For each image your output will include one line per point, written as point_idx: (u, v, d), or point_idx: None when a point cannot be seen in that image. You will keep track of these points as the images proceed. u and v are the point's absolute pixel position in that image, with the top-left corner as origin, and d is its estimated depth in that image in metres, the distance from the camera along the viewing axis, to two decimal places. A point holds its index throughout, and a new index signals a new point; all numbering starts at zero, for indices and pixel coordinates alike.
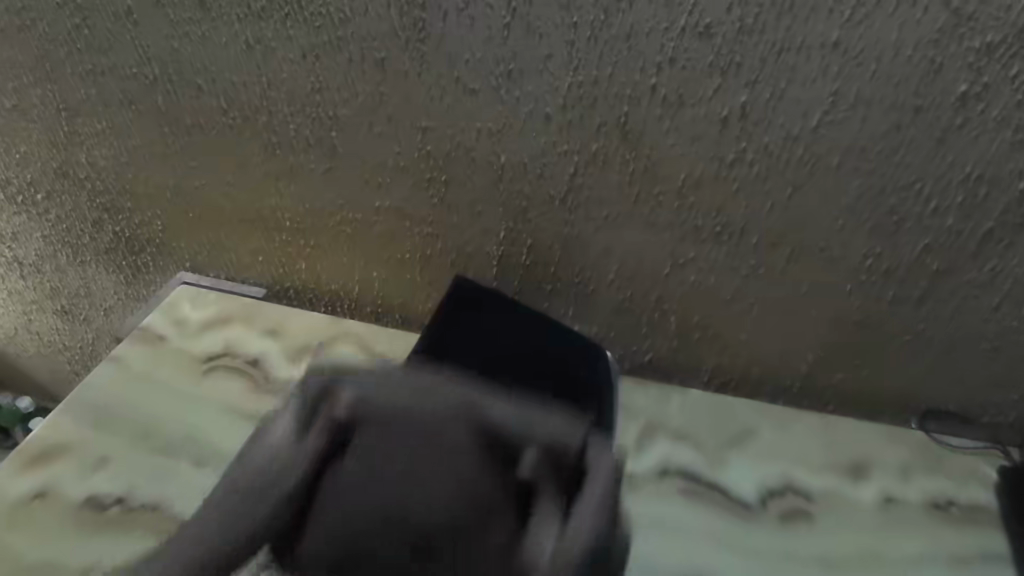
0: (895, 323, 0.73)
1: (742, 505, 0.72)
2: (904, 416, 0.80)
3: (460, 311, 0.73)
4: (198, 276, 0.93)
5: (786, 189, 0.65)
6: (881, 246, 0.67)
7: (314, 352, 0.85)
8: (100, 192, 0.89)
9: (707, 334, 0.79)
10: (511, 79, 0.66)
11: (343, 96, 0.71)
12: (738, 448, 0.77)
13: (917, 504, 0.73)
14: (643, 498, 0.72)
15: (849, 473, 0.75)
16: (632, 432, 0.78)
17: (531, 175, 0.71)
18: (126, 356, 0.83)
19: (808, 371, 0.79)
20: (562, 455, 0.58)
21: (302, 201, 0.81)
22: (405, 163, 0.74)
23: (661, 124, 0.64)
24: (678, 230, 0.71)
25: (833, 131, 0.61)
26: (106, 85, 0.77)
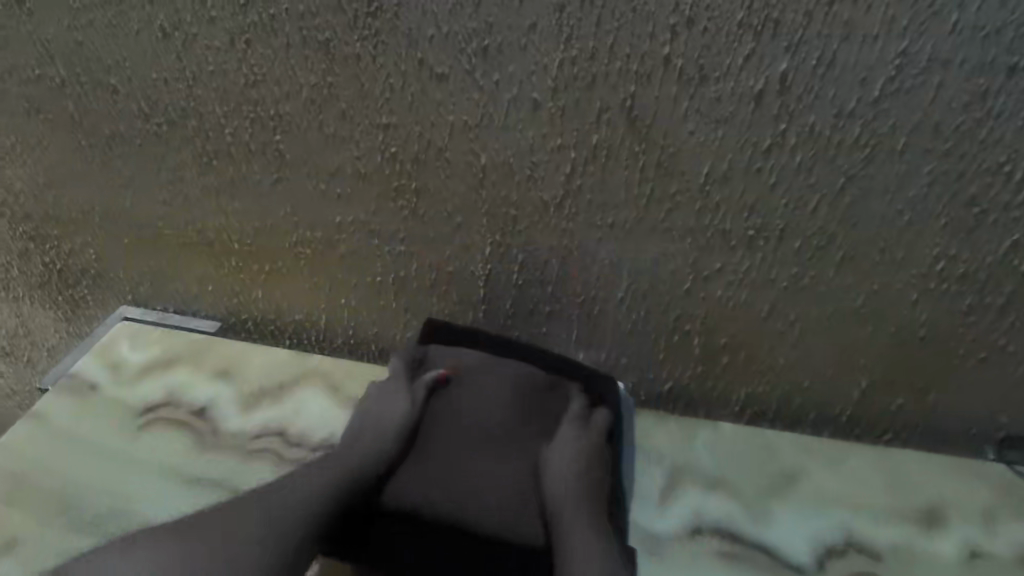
0: (971, 338, 0.60)
1: (796, 570, 0.58)
2: (979, 445, 0.67)
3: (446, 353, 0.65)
4: (142, 310, 0.80)
5: (837, 180, 0.52)
6: (957, 246, 0.54)
7: (272, 397, 0.72)
8: (21, 219, 0.76)
9: (738, 357, 0.66)
10: (488, 58, 0.53)
11: (286, 90, 0.58)
12: (782, 494, 0.64)
13: (1009, 559, 0.59)
14: (671, 563, 0.59)
15: (922, 521, 0.62)
16: (653, 479, 0.65)
17: (519, 178, 0.58)
18: (48, 411, 0.71)
19: (861, 396, 0.66)
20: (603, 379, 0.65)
21: (250, 219, 0.68)
22: (366, 169, 0.61)
23: (678, 106, 0.51)
24: (701, 237, 0.58)
25: (900, 103, 0.48)
26: (9, 92, 0.65)
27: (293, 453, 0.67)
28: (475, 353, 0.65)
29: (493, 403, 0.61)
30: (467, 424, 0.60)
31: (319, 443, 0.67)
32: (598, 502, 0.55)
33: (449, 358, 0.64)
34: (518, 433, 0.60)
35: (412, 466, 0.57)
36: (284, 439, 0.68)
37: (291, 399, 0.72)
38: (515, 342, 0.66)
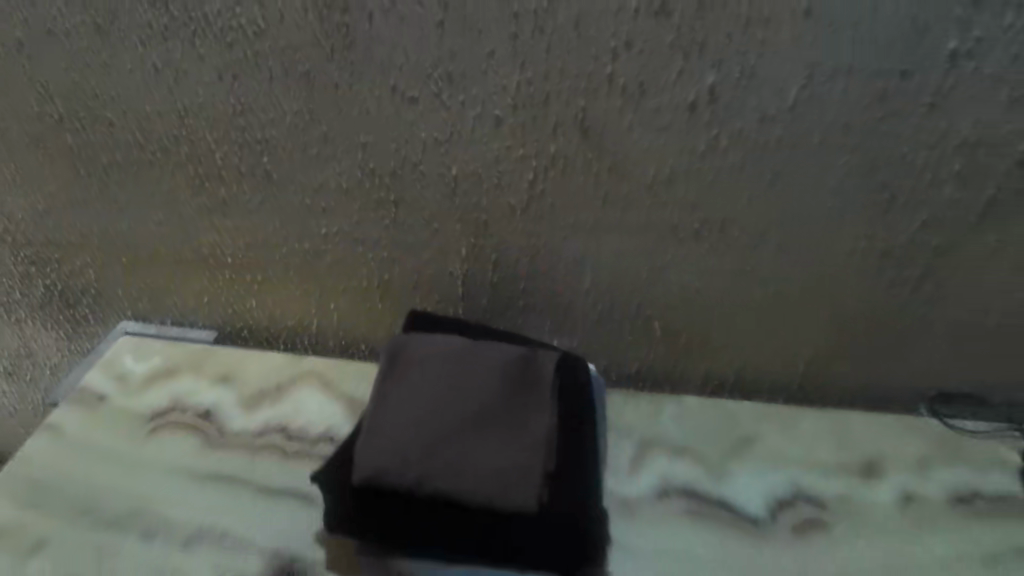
0: (896, 309, 0.67)
1: (751, 522, 0.66)
2: (914, 403, 0.75)
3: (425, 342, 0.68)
4: (143, 325, 0.85)
5: (766, 176, 0.59)
6: (874, 228, 0.61)
7: (272, 398, 0.78)
8: (22, 245, 0.81)
9: (696, 337, 0.73)
10: (453, 82, 0.59)
11: (270, 117, 0.64)
12: (740, 457, 0.71)
13: (938, 500, 0.67)
14: (642, 525, 0.66)
15: (862, 473, 0.70)
16: (626, 451, 0.72)
17: (488, 186, 0.65)
18: (61, 422, 0.76)
19: (807, 366, 0.74)
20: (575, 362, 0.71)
21: (241, 235, 0.73)
22: (349, 184, 0.67)
23: (624, 117, 0.58)
24: (653, 231, 0.65)
25: (813, 107, 0.55)
26: (9, 129, 0.70)
27: (296, 448, 0.73)
28: (454, 340, 0.68)
29: (473, 385, 0.64)
30: (450, 407, 0.63)
31: (319, 437, 0.74)
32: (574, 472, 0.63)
33: (428, 345, 0.68)
34: (497, 412, 0.63)
35: (399, 449, 0.60)
36: (287, 436, 0.74)
37: (290, 399, 0.78)
38: (494, 331, 0.72)
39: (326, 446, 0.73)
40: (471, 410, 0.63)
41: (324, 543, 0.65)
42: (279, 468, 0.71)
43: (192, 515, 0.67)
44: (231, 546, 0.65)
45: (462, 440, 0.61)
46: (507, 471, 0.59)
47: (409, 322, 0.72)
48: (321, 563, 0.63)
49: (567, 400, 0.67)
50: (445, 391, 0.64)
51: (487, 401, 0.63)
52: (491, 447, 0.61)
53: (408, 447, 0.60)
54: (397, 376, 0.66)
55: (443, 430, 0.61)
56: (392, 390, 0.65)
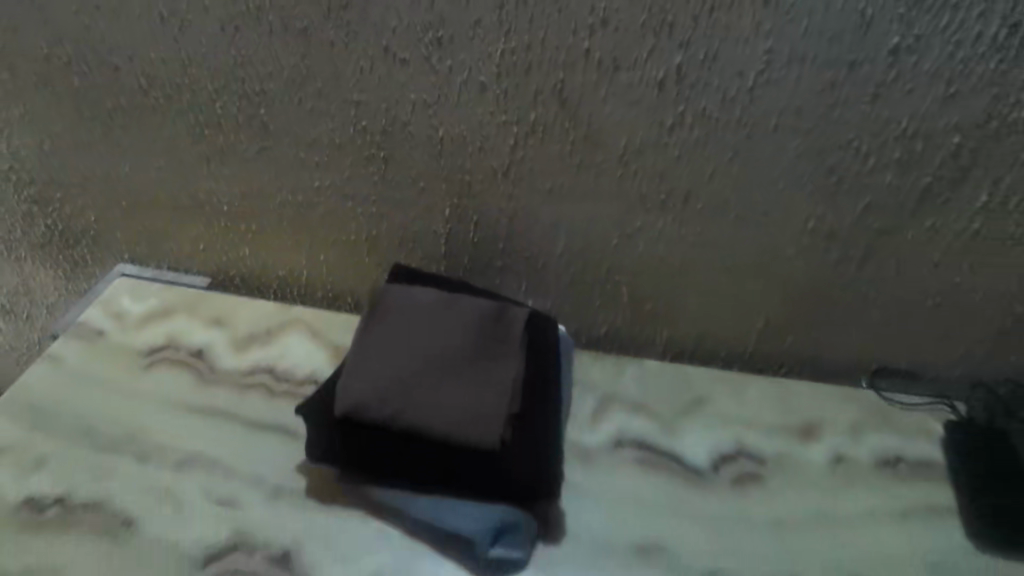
0: (841, 286, 0.73)
1: (696, 472, 0.72)
2: (855, 376, 0.81)
3: (405, 292, 0.73)
4: (139, 267, 0.89)
5: (726, 154, 0.64)
6: (823, 208, 0.66)
7: (261, 341, 0.83)
8: (26, 184, 0.84)
9: (659, 304, 0.79)
10: (442, 47, 0.63)
11: (269, 71, 0.68)
12: (692, 415, 0.77)
13: (867, 462, 0.74)
14: (596, 470, 0.72)
15: (802, 435, 0.76)
16: (588, 405, 0.78)
17: (471, 149, 0.69)
18: (61, 353, 0.81)
19: (760, 336, 0.80)
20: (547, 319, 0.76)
21: (238, 185, 0.78)
22: (341, 140, 0.71)
23: (598, 90, 0.63)
24: (623, 200, 0.70)
25: (769, 91, 0.60)
26: (19, 69, 0.73)
27: (281, 387, 0.78)
28: (432, 292, 0.73)
29: (447, 334, 0.69)
30: (424, 353, 0.68)
31: (304, 378, 0.79)
32: (535, 420, 0.68)
33: (407, 296, 0.72)
34: (467, 359, 0.68)
35: (375, 387, 0.66)
36: (274, 376, 0.79)
37: (277, 344, 0.82)
38: (471, 287, 0.76)
39: (310, 387, 0.78)
40: (443, 357, 0.68)
41: (306, 472, 0.71)
42: (265, 404, 0.76)
43: (183, 442, 0.73)
44: (219, 471, 0.70)
45: (435, 380, 0.66)
46: (472, 412, 0.65)
47: (393, 275, 0.76)
48: (302, 488, 0.69)
49: (536, 352, 0.72)
50: (420, 338, 0.69)
51: (459, 349, 0.68)
52: (460, 391, 0.66)
53: (384, 387, 0.66)
54: (378, 322, 0.71)
55: (416, 374, 0.67)
56: (372, 336, 0.70)
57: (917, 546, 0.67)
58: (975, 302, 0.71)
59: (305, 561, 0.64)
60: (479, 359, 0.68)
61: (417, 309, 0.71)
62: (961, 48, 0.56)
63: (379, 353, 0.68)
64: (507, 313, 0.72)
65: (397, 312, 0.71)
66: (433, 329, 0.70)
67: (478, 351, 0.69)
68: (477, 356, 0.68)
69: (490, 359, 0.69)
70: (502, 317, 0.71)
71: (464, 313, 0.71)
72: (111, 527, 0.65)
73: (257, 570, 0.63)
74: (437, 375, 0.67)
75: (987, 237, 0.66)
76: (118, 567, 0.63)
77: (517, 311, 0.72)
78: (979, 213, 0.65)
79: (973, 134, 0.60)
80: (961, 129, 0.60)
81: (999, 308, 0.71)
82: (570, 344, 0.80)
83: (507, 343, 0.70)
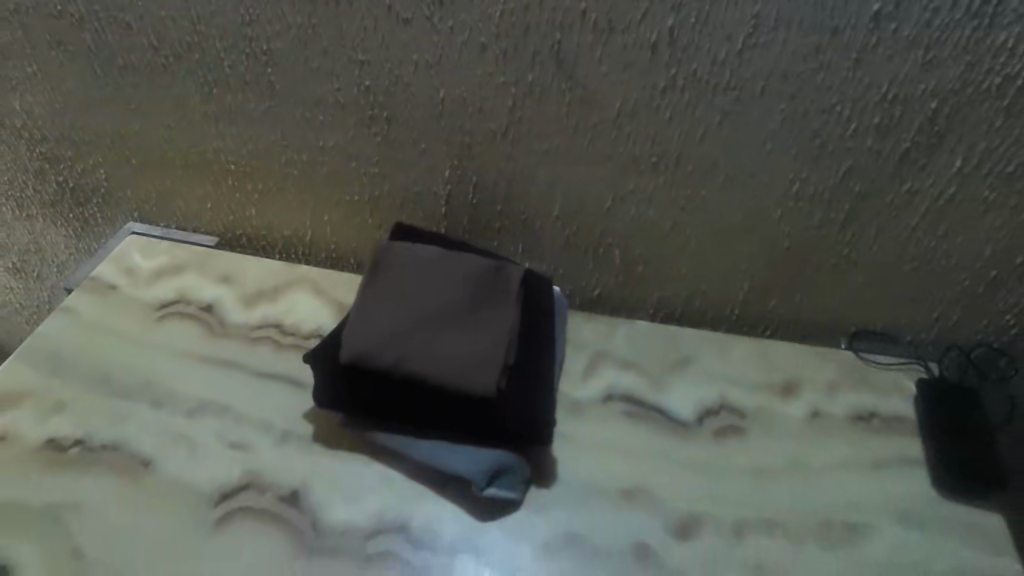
0: (824, 248, 0.76)
1: (681, 424, 0.76)
2: (836, 337, 0.85)
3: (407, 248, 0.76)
4: (149, 227, 0.92)
5: (716, 117, 0.67)
6: (806, 171, 0.70)
7: (268, 298, 0.86)
8: (38, 141, 0.87)
9: (650, 266, 0.82)
10: (443, 7, 0.65)
11: (276, 30, 0.70)
12: (678, 372, 0.81)
13: (843, 416, 0.78)
14: (586, 421, 0.76)
15: (783, 392, 0.80)
16: (580, 362, 0.82)
17: (471, 110, 0.72)
18: (75, 306, 0.84)
19: (746, 298, 0.83)
20: (542, 281, 0.79)
21: (245, 145, 0.80)
22: (345, 100, 0.74)
23: (594, 52, 0.65)
24: (617, 162, 0.73)
25: (756, 55, 0.62)
26: (33, 27, 0.75)
27: (288, 340, 0.82)
28: (433, 249, 0.76)
29: (448, 288, 0.72)
30: (426, 306, 0.71)
31: (309, 332, 0.83)
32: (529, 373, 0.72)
33: (409, 252, 0.75)
34: (466, 313, 0.71)
35: (379, 337, 0.69)
36: (281, 330, 0.83)
37: (283, 301, 0.86)
38: (469, 247, 0.79)
39: (315, 341, 0.82)
40: (444, 310, 0.71)
41: (311, 418, 0.74)
42: (272, 356, 0.80)
43: (196, 390, 0.76)
44: (230, 417, 0.74)
45: (434, 333, 0.69)
46: (472, 360, 0.68)
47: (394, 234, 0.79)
48: (309, 433, 0.73)
49: (530, 309, 0.75)
50: (422, 292, 0.72)
51: (459, 303, 0.71)
52: (460, 343, 0.69)
53: (386, 338, 0.69)
54: (381, 276, 0.74)
55: (417, 326, 0.70)
56: (376, 289, 0.73)
57: (886, 493, 0.72)
58: (950, 265, 0.75)
59: (312, 499, 0.68)
60: (477, 312, 0.71)
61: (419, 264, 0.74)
62: (939, 14, 0.59)
63: (382, 306, 0.71)
64: (504, 271, 0.75)
65: (399, 267, 0.74)
66: (435, 284, 0.72)
67: (477, 305, 0.72)
68: (475, 309, 0.71)
69: (489, 313, 0.72)
70: (500, 274, 0.74)
71: (464, 269, 0.74)
72: (130, 466, 0.69)
73: (268, 507, 0.67)
74: (438, 327, 0.70)
75: (963, 202, 0.69)
76: (137, 502, 0.67)
77: (514, 269, 0.75)
78: (955, 178, 0.68)
79: (950, 100, 0.63)
80: (938, 95, 0.63)
81: (972, 272, 0.75)
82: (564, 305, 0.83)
83: (504, 298, 0.73)
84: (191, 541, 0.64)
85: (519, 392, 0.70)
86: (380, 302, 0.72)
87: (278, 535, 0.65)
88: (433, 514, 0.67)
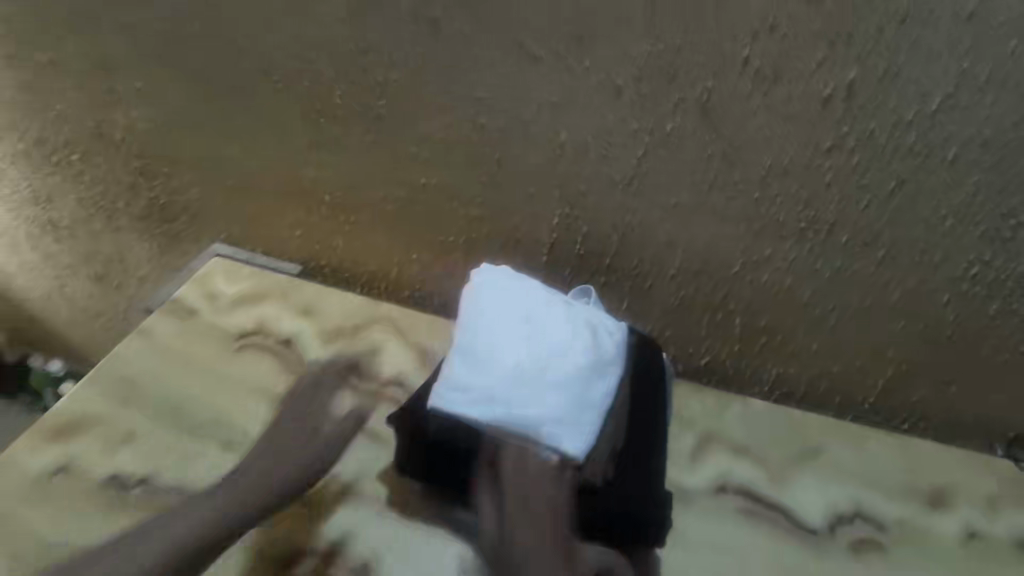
0: (997, 341, 0.64)
1: (807, 533, 0.66)
2: (989, 441, 0.72)
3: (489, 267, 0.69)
4: (233, 248, 0.89)
5: (889, 182, 0.57)
6: (991, 253, 0.59)
7: (348, 336, 0.80)
8: (136, 156, 0.85)
9: (775, 341, 0.72)
10: (582, 45, 0.59)
11: (395, 61, 0.65)
12: (804, 467, 0.70)
13: (1005, 540, 0.66)
14: (697, 515, 0.67)
15: (929, 502, 0.68)
16: (688, 442, 0.72)
17: (594, 157, 0.65)
18: (153, 328, 0.81)
19: (886, 386, 0.72)
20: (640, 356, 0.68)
21: (341, 173, 0.76)
22: (456, 138, 0.68)
23: (750, 103, 0.57)
24: (754, 224, 0.64)
25: (954, 117, 0.53)
26: (146, 41, 0.73)
27: (365, 386, 0.75)
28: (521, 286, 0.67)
29: (529, 316, 0.64)
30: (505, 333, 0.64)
31: (389, 379, 0.76)
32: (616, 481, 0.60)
33: (494, 281, 0.67)
34: (552, 353, 0.62)
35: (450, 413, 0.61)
36: (359, 373, 0.77)
37: (364, 339, 0.80)
38: (557, 353, 0.62)
39: (394, 390, 0.75)
40: (526, 346, 0.62)
41: (387, 480, 0.68)
42: (347, 400, 0.74)
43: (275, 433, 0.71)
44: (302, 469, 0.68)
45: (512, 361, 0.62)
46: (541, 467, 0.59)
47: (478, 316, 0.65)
48: (384, 495, 0.66)
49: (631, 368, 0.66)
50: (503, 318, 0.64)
51: (544, 332, 0.63)
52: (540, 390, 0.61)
53: (452, 428, 0.61)
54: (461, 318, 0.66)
55: (494, 364, 0.62)
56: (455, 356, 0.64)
57: None
58: None
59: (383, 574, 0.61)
60: (562, 354, 0.62)
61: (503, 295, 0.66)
62: None
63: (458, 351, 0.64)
64: (597, 319, 0.65)
65: (479, 296, 0.66)
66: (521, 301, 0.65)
67: (564, 343, 0.63)
68: (561, 351, 0.62)
69: (574, 356, 0.62)
70: (591, 316, 0.65)
71: (550, 299, 0.66)
72: None
73: None
74: (520, 354, 0.62)
75: None
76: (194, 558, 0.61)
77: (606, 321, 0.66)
78: None
79: None
80: None
81: None
82: (658, 366, 0.68)
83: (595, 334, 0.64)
84: None
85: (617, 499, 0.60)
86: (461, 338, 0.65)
87: None
88: None
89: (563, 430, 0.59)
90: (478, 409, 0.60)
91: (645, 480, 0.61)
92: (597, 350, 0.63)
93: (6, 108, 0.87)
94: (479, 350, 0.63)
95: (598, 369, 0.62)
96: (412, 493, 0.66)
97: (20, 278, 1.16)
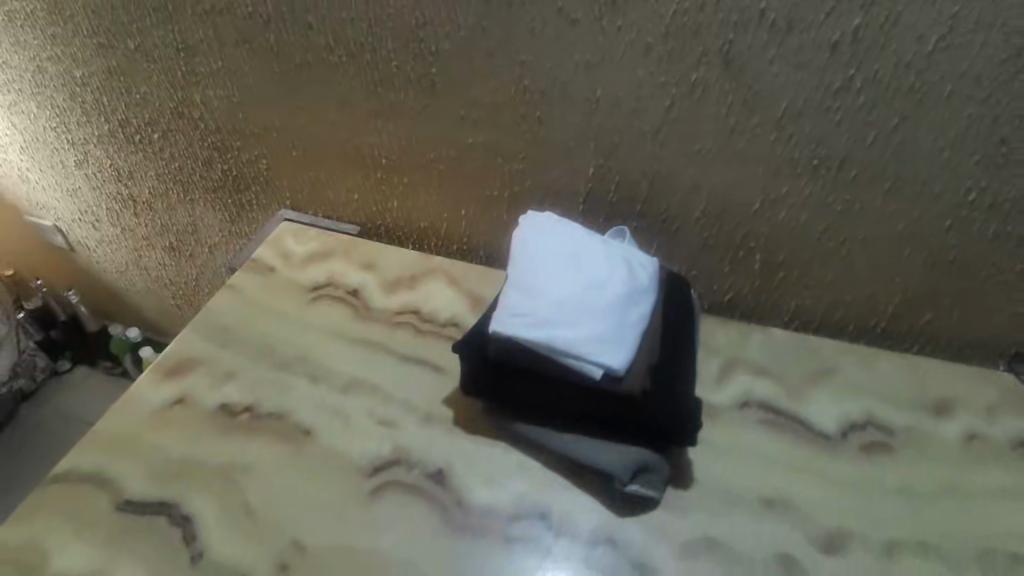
0: (995, 263, 0.71)
1: (823, 438, 0.74)
2: (991, 359, 0.80)
3: (534, 216, 0.78)
4: (298, 213, 0.99)
5: (892, 120, 0.65)
6: (987, 180, 0.66)
7: (407, 285, 0.90)
8: (211, 131, 0.95)
9: (792, 274, 0.80)
10: (615, 9, 0.66)
11: (446, 32, 0.73)
12: (820, 385, 0.79)
13: (1003, 442, 0.74)
14: (725, 427, 0.76)
15: (935, 412, 0.76)
16: (715, 366, 0.81)
17: (626, 110, 0.73)
18: (238, 284, 0.92)
19: (896, 312, 0.79)
20: (668, 289, 0.76)
21: (397, 138, 0.85)
22: (501, 99, 0.77)
23: (766, 52, 0.64)
24: (772, 165, 0.71)
25: (948, 57, 0.60)
26: (223, 25, 0.82)
27: (426, 326, 0.85)
28: (564, 231, 0.75)
29: (571, 254, 0.73)
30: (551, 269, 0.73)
31: (446, 321, 0.86)
32: (653, 393, 0.68)
33: (539, 226, 0.76)
34: (596, 284, 0.70)
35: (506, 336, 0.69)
36: (420, 316, 0.87)
37: (421, 288, 0.90)
38: (600, 283, 0.70)
39: (451, 330, 0.85)
40: (572, 279, 0.71)
41: (451, 404, 0.78)
42: (411, 338, 0.84)
43: (350, 367, 0.82)
44: (378, 396, 0.79)
45: (560, 291, 0.70)
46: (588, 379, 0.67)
47: (527, 255, 0.74)
48: (450, 416, 0.77)
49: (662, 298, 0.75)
50: (548, 257, 0.73)
51: (587, 267, 0.72)
52: (587, 314, 0.68)
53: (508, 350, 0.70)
54: (512, 258, 0.75)
55: (544, 293, 0.70)
56: (508, 288, 0.72)
57: None
58: None
59: (456, 479, 0.71)
60: (604, 285, 0.70)
61: (548, 238, 0.75)
62: None
63: (510, 283, 0.73)
64: (631, 257, 0.74)
65: (527, 240, 0.75)
66: (566, 243, 0.74)
67: (605, 276, 0.71)
68: (604, 282, 0.71)
69: (616, 286, 0.70)
70: (626, 255, 0.74)
71: (589, 242, 0.74)
72: (294, 435, 0.75)
73: (416, 483, 0.71)
74: (568, 285, 0.70)
75: None
76: (297, 467, 0.72)
77: (641, 258, 0.75)
78: None
79: None
80: None
81: None
82: (684, 296, 0.77)
83: (632, 269, 0.73)
84: (348, 506, 0.69)
85: (655, 406, 0.68)
86: (513, 274, 0.73)
87: (425, 509, 0.69)
88: (567, 504, 0.69)
89: (607, 346, 0.66)
90: (531, 328, 0.67)
91: (677, 391, 0.70)
92: (633, 283, 0.71)
93: (95, 94, 0.98)
94: (530, 282, 0.71)
95: (635, 298, 0.70)
96: (474, 413, 0.77)
97: (101, 252, 1.28)
